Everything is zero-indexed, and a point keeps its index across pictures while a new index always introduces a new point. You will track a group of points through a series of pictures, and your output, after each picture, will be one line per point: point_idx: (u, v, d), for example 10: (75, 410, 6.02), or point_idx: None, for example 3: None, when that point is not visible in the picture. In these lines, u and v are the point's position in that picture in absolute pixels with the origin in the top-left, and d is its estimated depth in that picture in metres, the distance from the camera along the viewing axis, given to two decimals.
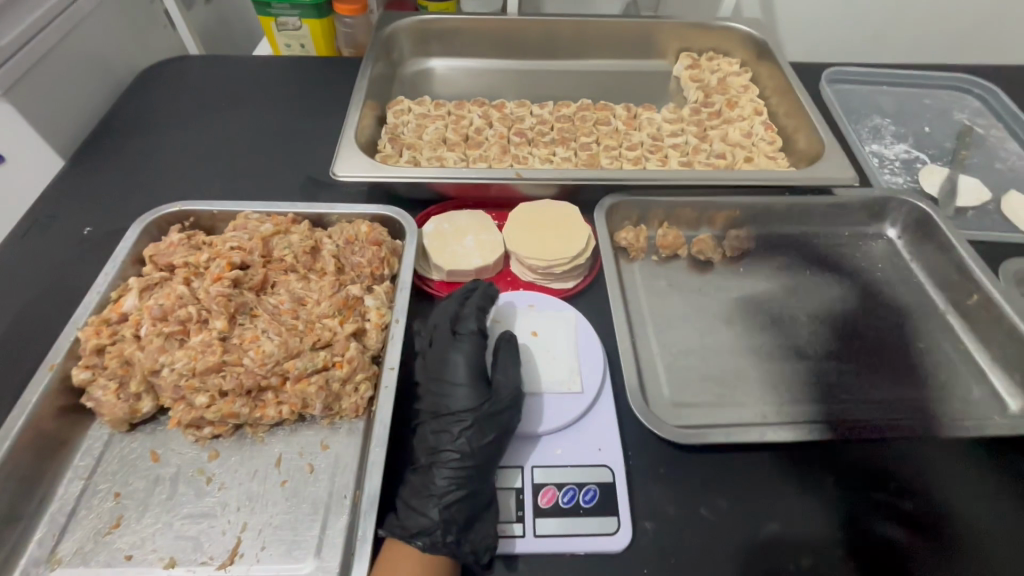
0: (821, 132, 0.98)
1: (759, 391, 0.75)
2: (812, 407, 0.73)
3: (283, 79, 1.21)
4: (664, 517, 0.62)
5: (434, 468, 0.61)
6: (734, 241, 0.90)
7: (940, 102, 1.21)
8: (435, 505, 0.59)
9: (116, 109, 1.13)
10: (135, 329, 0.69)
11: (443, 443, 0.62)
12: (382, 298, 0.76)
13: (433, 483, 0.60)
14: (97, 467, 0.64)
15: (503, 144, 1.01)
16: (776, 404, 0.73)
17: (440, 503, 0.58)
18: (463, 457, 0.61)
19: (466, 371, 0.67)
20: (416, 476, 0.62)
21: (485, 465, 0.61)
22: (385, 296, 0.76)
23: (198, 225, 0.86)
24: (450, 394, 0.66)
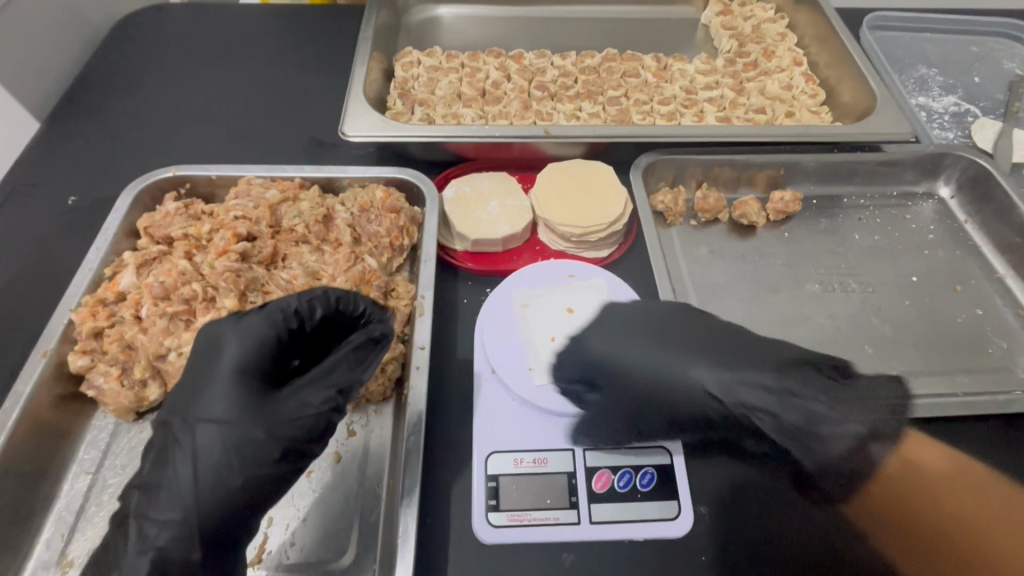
0: (871, 83, 0.90)
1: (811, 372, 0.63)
2: (854, 399, 0.64)
3: (275, 29, 1.09)
4: (720, 500, 0.58)
5: (234, 472, 0.47)
6: (779, 205, 0.83)
7: (988, 50, 1.12)
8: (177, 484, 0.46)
9: (92, 64, 1.02)
10: (134, 310, 0.62)
11: (257, 457, 0.48)
12: (401, 288, 0.70)
13: (209, 473, 0.47)
14: (103, 461, 0.59)
15: (524, 99, 0.93)
16: (817, 388, 0.62)
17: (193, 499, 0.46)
18: (240, 476, 0.47)
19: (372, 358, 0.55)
20: (214, 467, 0.46)
21: (225, 487, 0.47)
22: (404, 287, 0.70)
23: (195, 192, 0.77)
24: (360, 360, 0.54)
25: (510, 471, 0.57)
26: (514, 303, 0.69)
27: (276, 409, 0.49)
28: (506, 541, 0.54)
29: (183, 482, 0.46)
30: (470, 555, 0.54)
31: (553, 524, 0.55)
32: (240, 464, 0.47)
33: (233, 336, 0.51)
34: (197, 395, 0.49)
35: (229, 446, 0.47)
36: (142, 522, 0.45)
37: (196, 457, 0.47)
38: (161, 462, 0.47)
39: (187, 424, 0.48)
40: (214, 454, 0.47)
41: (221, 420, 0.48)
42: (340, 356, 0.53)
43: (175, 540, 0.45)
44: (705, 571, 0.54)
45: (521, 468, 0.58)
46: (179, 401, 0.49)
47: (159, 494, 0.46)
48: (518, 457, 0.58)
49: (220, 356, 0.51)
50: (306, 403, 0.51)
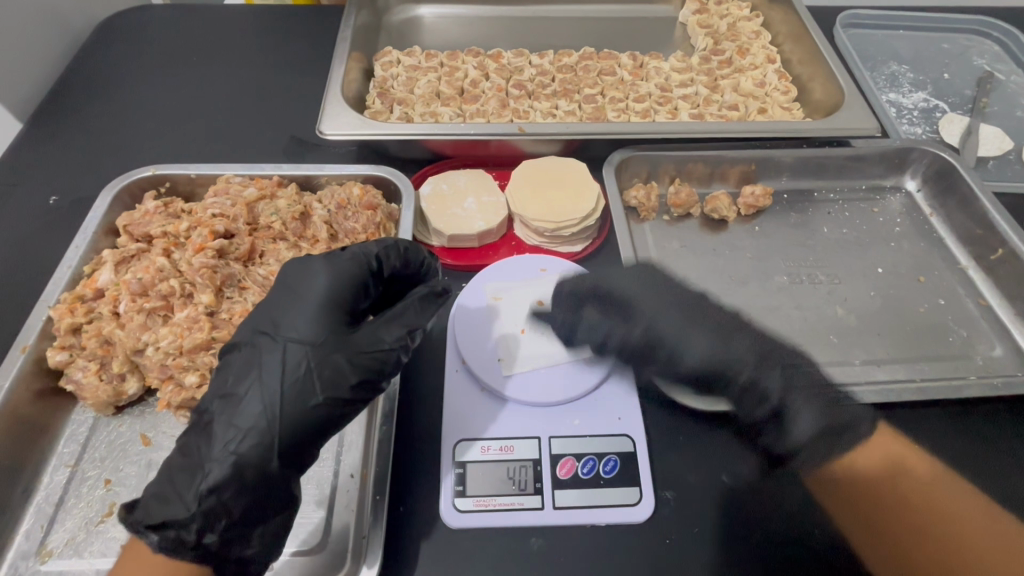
0: (839, 80, 0.92)
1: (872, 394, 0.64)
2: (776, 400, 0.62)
3: (257, 29, 1.10)
4: (684, 485, 0.60)
5: (315, 387, 0.49)
6: (750, 200, 0.85)
7: (960, 47, 1.14)
8: (259, 395, 0.48)
9: (74, 66, 1.03)
10: (113, 306, 0.63)
11: (337, 375, 0.50)
12: None
13: (294, 382, 0.49)
14: (83, 453, 0.60)
15: (502, 98, 0.94)
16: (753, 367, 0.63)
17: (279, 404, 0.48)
18: (321, 391, 0.49)
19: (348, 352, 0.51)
20: (301, 377, 0.49)
21: (302, 401, 0.48)
22: None
23: (175, 190, 0.79)
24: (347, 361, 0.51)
25: (477, 459, 0.59)
26: (487, 296, 0.71)
27: (355, 340, 0.52)
28: (471, 526, 0.56)
29: (269, 390, 0.48)
30: (439, 541, 0.55)
31: (518, 509, 0.57)
32: (317, 383, 0.49)
33: (323, 268, 0.55)
34: (287, 312, 0.52)
35: (313, 365, 0.49)
36: (220, 435, 0.47)
37: (282, 368, 0.49)
38: (245, 375, 0.49)
39: (275, 335, 0.51)
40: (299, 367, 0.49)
41: (306, 336, 0.50)
42: (411, 300, 0.56)
43: (256, 446, 0.47)
44: (669, 552, 0.56)
45: (487, 456, 0.59)
46: (268, 321, 0.52)
47: (237, 407, 0.48)
48: (485, 445, 0.60)
49: (306, 283, 0.54)
50: (380, 337, 0.53)
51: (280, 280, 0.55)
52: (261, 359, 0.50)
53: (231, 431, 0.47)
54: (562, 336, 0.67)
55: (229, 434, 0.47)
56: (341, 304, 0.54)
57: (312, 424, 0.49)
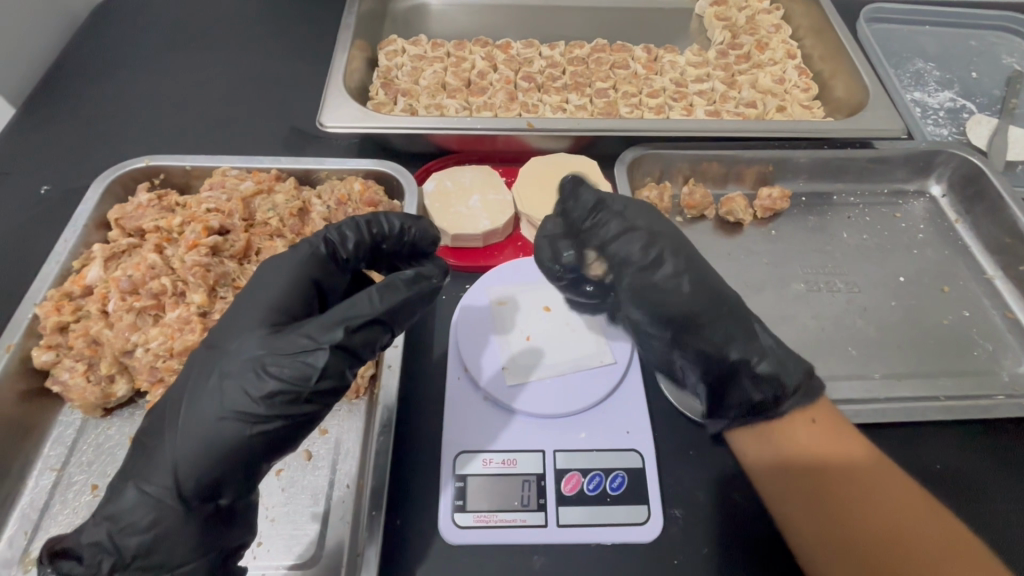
0: (864, 78, 0.88)
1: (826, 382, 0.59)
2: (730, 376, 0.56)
3: (258, 14, 1.07)
4: (694, 503, 0.57)
5: (223, 397, 0.45)
6: (766, 202, 0.82)
7: (988, 45, 1.10)
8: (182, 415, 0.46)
9: (70, 49, 0.99)
10: (101, 304, 0.61)
11: (246, 382, 0.45)
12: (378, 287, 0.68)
13: (205, 390, 0.46)
14: (70, 457, 0.58)
15: (510, 90, 0.91)
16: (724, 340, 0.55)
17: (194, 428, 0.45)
18: (225, 402, 0.45)
19: (270, 351, 0.46)
20: (214, 385, 0.46)
21: (213, 416, 0.45)
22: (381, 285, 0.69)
23: (169, 182, 0.76)
24: (269, 363, 0.46)
25: (478, 472, 0.57)
26: (491, 300, 0.68)
27: (280, 340, 0.47)
28: (472, 542, 0.53)
29: (187, 408, 0.46)
30: (436, 558, 0.53)
31: (520, 526, 0.54)
32: (227, 394, 0.45)
33: (273, 270, 0.53)
34: (227, 317, 0.50)
35: (225, 373, 0.46)
36: (133, 472, 0.45)
37: (198, 377, 0.47)
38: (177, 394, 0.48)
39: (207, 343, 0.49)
40: (216, 378, 0.46)
41: (231, 340, 0.48)
42: (361, 292, 0.49)
43: (163, 486, 0.44)
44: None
45: (489, 469, 0.57)
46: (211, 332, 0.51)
47: (168, 422, 0.46)
48: (487, 458, 0.57)
49: (252, 286, 0.52)
50: (305, 339, 0.46)
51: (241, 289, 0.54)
52: (188, 374, 0.48)
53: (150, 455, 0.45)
54: (567, 347, 0.64)
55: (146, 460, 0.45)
56: (283, 304, 0.51)
57: (220, 453, 0.44)
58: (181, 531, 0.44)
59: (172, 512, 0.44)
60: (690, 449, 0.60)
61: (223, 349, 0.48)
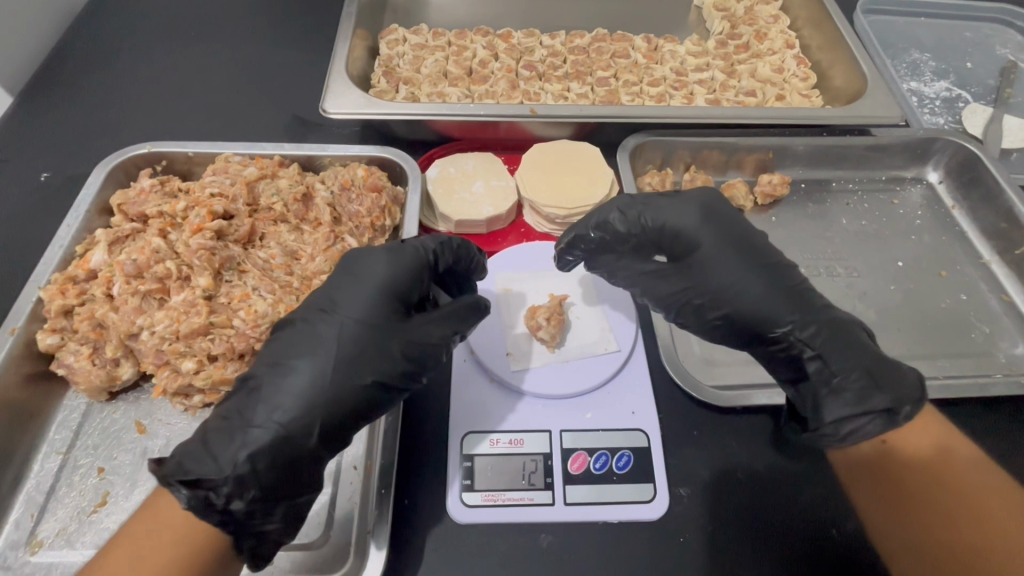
0: (862, 67, 0.89)
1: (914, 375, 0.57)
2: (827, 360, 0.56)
3: (257, 2, 1.06)
4: (699, 482, 0.58)
5: (362, 368, 0.49)
6: (767, 189, 0.82)
7: (982, 36, 1.11)
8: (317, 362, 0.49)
9: (67, 38, 0.99)
10: (106, 288, 0.61)
11: (382, 364, 0.50)
12: None
13: (341, 352, 0.49)
14: (75, 440, 0.58)
15: (512, 79, 0.91)
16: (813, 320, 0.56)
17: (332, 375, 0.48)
18: (365, 372, 0.49)
19: (404, 341, 0.52)
20: (354, 354, 0.50)
21: (351, 374, 0.49)
22: None
23: (171, 169, 0.76)
24: (400, 352, 0.51)
25: (486, 452, 0.57)
26: (496, 286, 0.68)
27: (411, 332, 0.52)
28: (480, 521, 0.54)
29: (320, 362, 0.49)
30: (445, 537, 0.53)
31: (528, 504, 0.55)
32: (363, 362, 0.50)
33: (387, 257, 0.55)
34: (346, 295, 0.52)
35: (364, 347, 0.50)
36: (259, 409, 0.47)
37: (329, 343, 0.49)
38: (300, 345, 0.50)
39: (329, 315, 0.51)
40: (350, 347, 0.50)
41: (361, 320, 0.51)
42: (466, 305, 0.56)
43: (293, 426, 0.47)
44: (683, 552, 0.54)
45: (496, 449, 0.57)
46: (325, 298, 0.53)
47: (295, 368, 0.49)
48: (495, 438, 0.58)
49: (367, 268, 0.54)
50: (432, 334, 0.53)
51: (342, 266, 0.55)
52: (311, 330, 0.51)
53: (280, 394, 0.48)
54: (571, 335, 0.65)
55: (275, 404, 0.47)
56: (399, 293, 0.54)
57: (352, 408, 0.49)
58: (305, 468, 0.47)
59: (292, 449, 0.47)
60: (694, 429, 0.61)
61: (352, 321, 0.51)
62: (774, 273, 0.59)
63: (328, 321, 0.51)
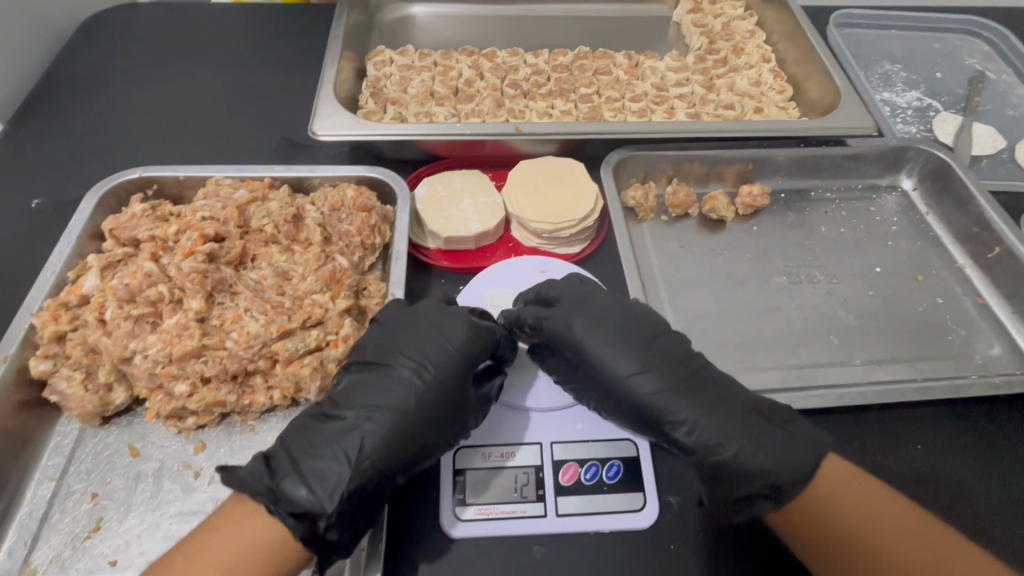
0: (835, 79, 0.92)
1: (820, 431, 0.55)
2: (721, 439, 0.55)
3: (246, 26, 1.08)
4: (688, 489, 0.59)
5: (444, 420, 0.54)
6: (747, 200, 0.85)
7: (951, 47, 1.15)
8: (410, 408, 0.54)
9: (56, 64, 1.00)
10: (98, 313, 0.61)
11: (458, 418, 0.55)
12: (374, 291, 0.70)
13: (428, 404, 0.54)
14: (68, 466, 0.58)
15: (497, 97, 0.93)
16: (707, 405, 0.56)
17: (425, 422, 0.53)
18: (444, 424, 0.54)
19: (475, 398, 0.57)
20: (442, 407, 0.55)
21: (437, 424, 0.54)
22: (377, 288, 0.70)
23: (162, 193, 0.76)
24: (467, 409, 0.56)
25: (478, 465, 0.58)
26: (485, 302, 0.71)
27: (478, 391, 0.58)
28: (473, 534, 0.55)
29: (410, 410, 0.54)
30: (439, 552, 0.54)
31: (520, 516, 0.55)
32: (445, 415, 0.55)
33: (472, 321, 0.59)
34: (434, 353, 0.56)
35: (447, 402, 0.55)
36: (357, 447, 0.51)
37: (417, 397, 0.54)
38: (390, 390, 0.55)
39: (417, 368, 0.56)
40: (443, 396, 0.55)
41: (446, 379, 0.56)
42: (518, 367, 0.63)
43: (383, 466, 0.51)
44: (674, 559, 0.55)
45: (488, 462, 0.58)
46: (418, 352, 0.56)
47: (390, 413, 0.53)
48: (486, 452, 0.59)
49: (453, 330, 0.58)
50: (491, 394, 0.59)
51: (424, 321, 0.59)
52: (407, 380, 0.55)
53: (377, 434, 0.52)
54: None
55: (372, 445, 0.52)
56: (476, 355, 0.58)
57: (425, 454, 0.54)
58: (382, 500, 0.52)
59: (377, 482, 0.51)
60: None
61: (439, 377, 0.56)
62: (666, 361, 0.59)
63: (417, 376, 0.55)
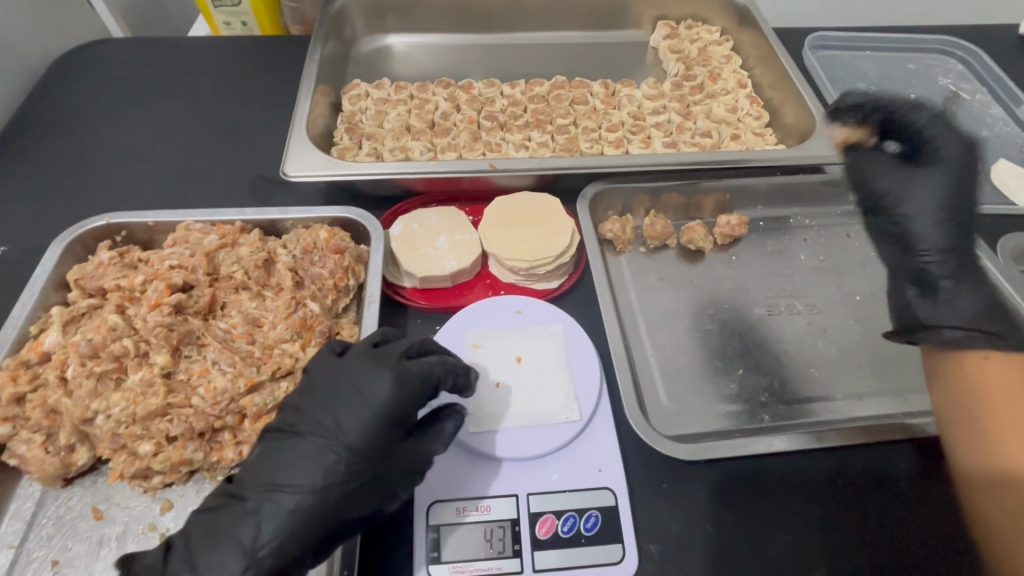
0: (810, 105, 0.92)
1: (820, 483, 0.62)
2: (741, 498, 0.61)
3: (221, 62, 1.07)
4: (669, 537, 0.58)
5: (358, 494, 0.50)
6: (725, 229, 0.84)
7: (925, 67, 1.16)
8: (317, 488, 0.49)
9: (27, 104, 0.98)
10: (60, 371, 0.59)
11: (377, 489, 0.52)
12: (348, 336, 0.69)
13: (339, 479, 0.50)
14: (29, 533, 0.56)
15: (473, 130, 0.93)
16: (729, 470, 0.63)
17: (335, 500, 0.50)
18: (359, 499, 0.51)
19: (403, 462, 0.53)
20: (356, 481, 0.50)
21: (351, 499, 0.50)
22: (350, 333, 0.69)
23: (132, 238, 0.75)
24: (390, 478, 0.52)
25: (452, 521, 0.56)
26: (465, 343, 0.69)
27: (407, 455, 0.53)
28: None
29: (321, 489, 0.49)
30: None
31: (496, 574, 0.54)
32: (361, 489, 0.51)
33: (394, 379, 0.53)
34: (351, 419, 0.52)
35: (365, 475, 0.51)
36: (259, 533, 0.48)
37: (327, 472, 0.50)
38: (298, 465, 0.50)
39: (329, 439, 0.51)
40: (357, 469, 0.51)
41: (363, 450, 0.51)
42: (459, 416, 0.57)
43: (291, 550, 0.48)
44: None
45: (462, 517, 0.57)
46: (329, 419, 0.52)
47: (296, 493, 0.49)
48: (461, 506, 0.57)
49: (372, 391, 0.52)
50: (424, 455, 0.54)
51: (339, 381, 0.53)
52: (315, 454, 0.51)
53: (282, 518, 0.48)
54: (536, 399, 0.64)
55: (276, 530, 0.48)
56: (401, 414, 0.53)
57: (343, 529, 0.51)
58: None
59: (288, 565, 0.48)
60: (663, 482, 0.61)
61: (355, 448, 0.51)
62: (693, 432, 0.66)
63: (330, 449, 0.51)
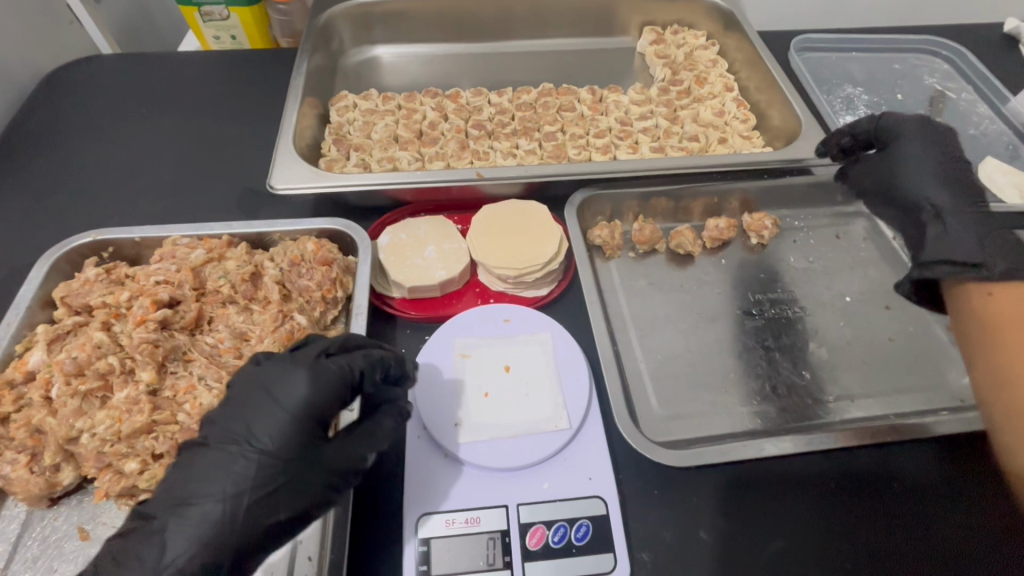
0: (795, 107, 0.92)
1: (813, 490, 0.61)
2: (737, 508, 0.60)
3: (210, 76, 1.08)
4: (661, 545, 0.57)
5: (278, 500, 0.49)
6: (714, 233, 0.84)
7: (910, 67, 1.17)
8: (231, 498, 0.48)
9: (15, 122, 0.98)
10: (44, 390, 0.59)
11: (301, 494, 0.50)
12: None
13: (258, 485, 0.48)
14: (13, 555, 0.55)
15: (461, 140, 0.93)
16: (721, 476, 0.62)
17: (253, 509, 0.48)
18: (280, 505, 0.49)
19: (330, 463, 0.51)
20: (275, 487, 0.49)
21: (272, 506, 0.49)
22: None
23: (119, 254, 0.75)
24: (315, 480, 0.51)
25: (441, 534, 0.56)
26: (453, 353, 0.68)
27: (335, 454, 0.52)
28: None
29: (236, 498, 0.48)
30: None
31: None
32: (283, 495, 0.49)
33: (311, 380, 0.51)
34: (265, 424, 0.50)
35: (286, 479, 0.49)
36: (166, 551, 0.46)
37: (242, 479, 0.48)
38: (210, 476, 0.49)
39: (244, 445, 0.49)
40: (275, 475, 0.49)
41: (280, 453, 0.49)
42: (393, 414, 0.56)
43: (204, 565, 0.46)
44: None
45: (451, 530, 0.56)
46: (242, 427, 0.50)
47: (209, 505, 0.47)
48: (450, 518, 0.57)
49: (287, 393, 0.51)
50: (353, 454, 0.53)
51: (253, 386, 0.52)
52: (227, 461, 0.49)
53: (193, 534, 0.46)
54: (524, 409, 0.64)
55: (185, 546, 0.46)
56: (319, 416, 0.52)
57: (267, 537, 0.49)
58: None
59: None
60: (655, 489, 0.61)
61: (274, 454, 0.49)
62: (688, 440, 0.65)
63: (245, 455, 0.49)
